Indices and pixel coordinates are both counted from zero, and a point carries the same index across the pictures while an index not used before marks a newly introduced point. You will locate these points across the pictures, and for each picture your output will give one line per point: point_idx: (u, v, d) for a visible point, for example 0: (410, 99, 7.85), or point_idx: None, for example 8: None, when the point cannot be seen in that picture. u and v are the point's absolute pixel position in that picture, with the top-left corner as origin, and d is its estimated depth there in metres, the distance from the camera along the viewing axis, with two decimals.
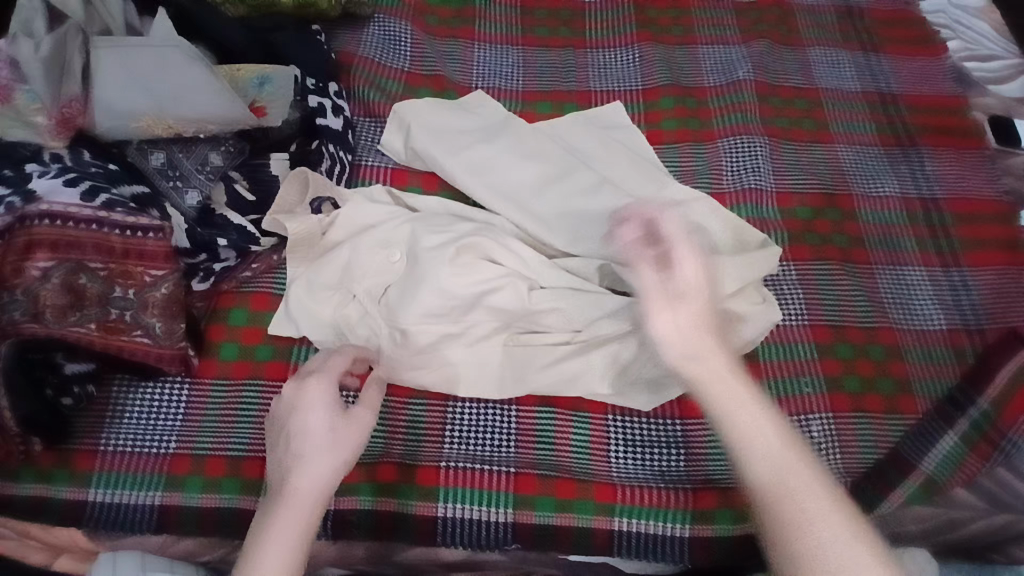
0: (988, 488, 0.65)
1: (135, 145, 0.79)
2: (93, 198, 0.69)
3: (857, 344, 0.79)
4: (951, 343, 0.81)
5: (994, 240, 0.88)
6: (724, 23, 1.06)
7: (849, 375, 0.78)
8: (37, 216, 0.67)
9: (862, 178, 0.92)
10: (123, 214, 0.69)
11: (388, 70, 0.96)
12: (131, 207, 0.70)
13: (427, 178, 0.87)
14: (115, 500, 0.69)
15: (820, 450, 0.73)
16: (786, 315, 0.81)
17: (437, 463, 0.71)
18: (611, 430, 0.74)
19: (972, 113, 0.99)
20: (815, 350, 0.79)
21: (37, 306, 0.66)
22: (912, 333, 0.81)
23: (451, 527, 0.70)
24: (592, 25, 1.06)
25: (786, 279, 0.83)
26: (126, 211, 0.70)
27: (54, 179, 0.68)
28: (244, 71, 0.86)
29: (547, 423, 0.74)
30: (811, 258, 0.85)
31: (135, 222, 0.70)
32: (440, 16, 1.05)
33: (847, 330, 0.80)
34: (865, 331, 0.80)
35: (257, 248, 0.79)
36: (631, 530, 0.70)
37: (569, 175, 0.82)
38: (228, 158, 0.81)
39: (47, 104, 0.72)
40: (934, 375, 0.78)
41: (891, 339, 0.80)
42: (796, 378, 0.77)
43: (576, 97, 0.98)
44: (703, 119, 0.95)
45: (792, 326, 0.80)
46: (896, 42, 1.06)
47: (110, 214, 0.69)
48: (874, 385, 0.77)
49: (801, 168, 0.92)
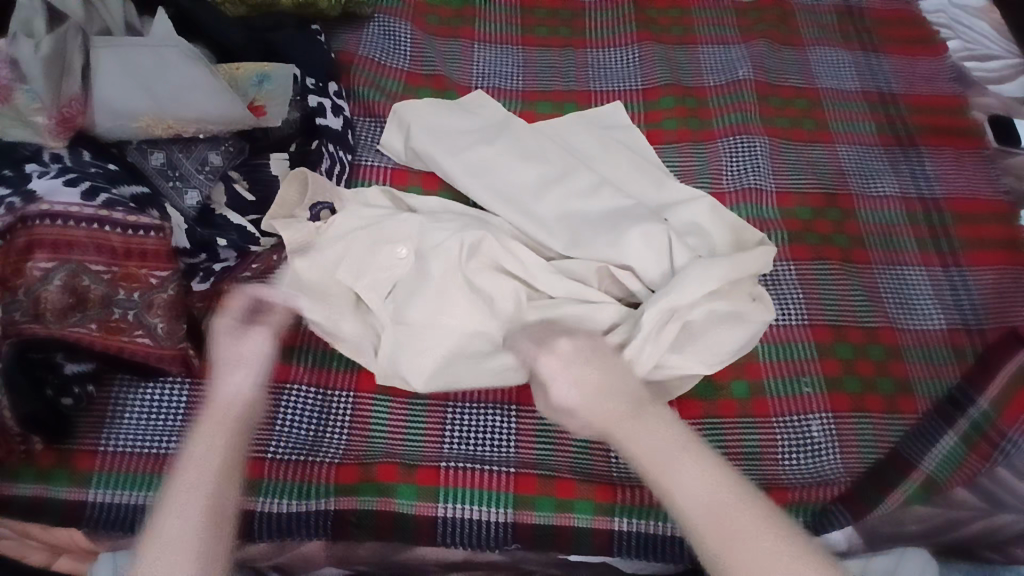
0: (987, 488, 0.65)
1: (136, 145, 0.79)
2: (93, 197, 0.69)
3: (854, 344, 0.79)
4: (951, 343, 0.81)
5: (994, 240, 0.87)
6: (724, 23, 1.06)
7: (849, 375, 0.78)
8: (35, 215, 0.67)
9: (862, 178, 0.92)
10: (123, 214, 0.69)
11: (388, 70, 0.96)
12: (131, 207, 0.70)
13: (427, 177, 0.87)
14: (115, 500, 0.69)
15: (820, 450, 0.73)
16: (786, 315, 0.81)
17: (437, 464, 0.71)
18: None
19: (972, 113, 0.99)
20: (815, 350, 0.79)
21: (37, 307, 0.66)
22: (912, 333, 0.81)
23: (451, 527, 0.69)
24: (592, 25, 1.06)
25: (785, 280, 0.83)
26: (126, 211, 0.69)
27: (54, 179, 0.68)
28: (243, 71, 0.85)
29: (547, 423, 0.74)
30: (812, 257, 0.85)
31: (136, 222, 0.69)
32: (440, 16, 1.05)
33: (847, 330, 0.80)
34: (865, 330, 0.80)
35: (258, 248, 0.78)
36: (631, 530, 0.70)
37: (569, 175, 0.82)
38: (228, 157, 0.81)
39: (46, 104, 0.71)
40: (934, 375, 0.78)
41: (891, 339, 0.80)
42: (796, 378, 0.77)
43: (575, 97, 0.98)
44: (703, 119, 0.95)
45: (792, 326, 0.80)
46: (896, 41, 1.06)
47: (110, 213, 0.69)
48: (874, 385, 0.77)
49: (800, 168, 0.92)
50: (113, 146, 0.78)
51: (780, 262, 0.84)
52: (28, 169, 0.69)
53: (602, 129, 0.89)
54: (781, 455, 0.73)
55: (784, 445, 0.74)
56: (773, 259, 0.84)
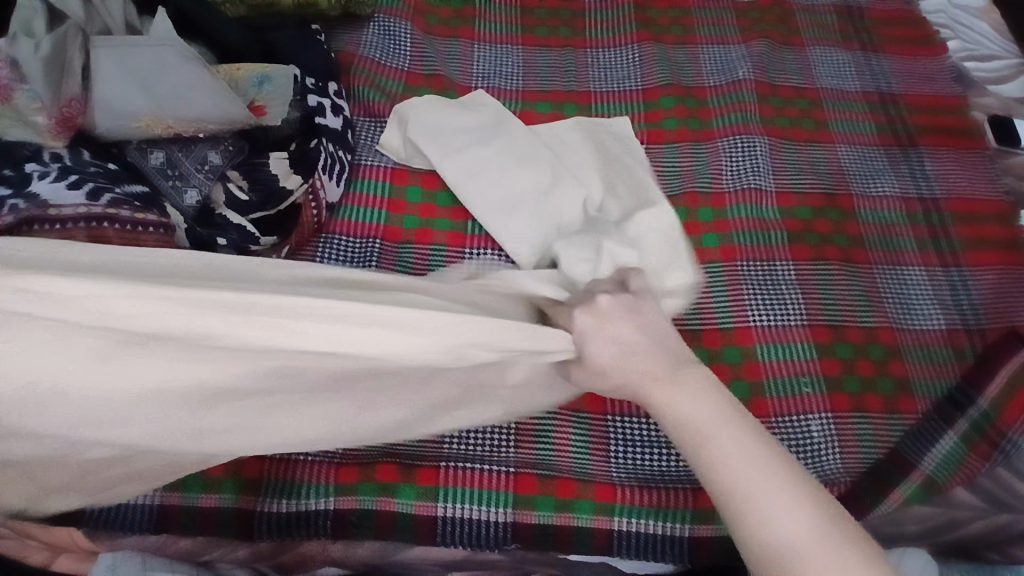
0: (987, 488, 0.67)
1: (136, 145, 0.78)
2: (97, 198, 0.69)
3: (740, 342, 0.79)
4: (951, 343, 0.80)
5: (994, 240, 0.87)
6: (723, 23, 1.07)
7: (849, 375, 0.77)
8: (32, 215, 0.66)
9: (861, 178, 0.92)
10: (129, 212, 0.69)
11: (388, 70, 0.96)
12: (137, 206, 0.70)
13: (427, 178, 0.87)
14: (114, 499, 0.68)
15: (819, 449, 0.73)
16: (753, 308, 0.81)
17: (437, 464, 0.71)
18: (611, 430, 0.74)
19: (972, 113, 0.98)
20: (815, 350, 0.79)
21: None
22: (912, 333, 0.81)
23: (451, 527, 0.70)
24: (592, 25, 1.06)
25: (783, 278, 0.83)
26: (133, 210, 0.70)
27: (57, 184, 0.68)
28: (243, 71, 0.86)
29: (547, 423, 0.74)
30: (811, 258, 0.85)
31: (144, 219, 0.70)
32: (441, 16, 1.05)
33: (847, 330, 0.80)
34: (865, 331, 0.80)
35: (257, 247, 0.77)
36: (631, 530, 0.70)
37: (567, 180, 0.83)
38: (228, 157, 0.81)
39: (47, 104, 0.72)
40: (933, 375, 0.78)
41: (891, 339, 0.80)
42: (795, 378, 0.77)
43: (575, 97, 0.98)
44: (703, 119, 0.95)
45: (791, 326, 0.80)
46: (896, 42, 1.06)
47: (117, 212, 0.69)
48: (874, 385, 0.77)
49: (800, 168, 0.92)
50: (113, 146, 0.77)
51: (710, 262, 0.84)
52: (29, 170, 0.69)
53: (599, 131, 0.90)
54: None
55: (784, 445, 0.73)
56: (703, 258, 0.84)
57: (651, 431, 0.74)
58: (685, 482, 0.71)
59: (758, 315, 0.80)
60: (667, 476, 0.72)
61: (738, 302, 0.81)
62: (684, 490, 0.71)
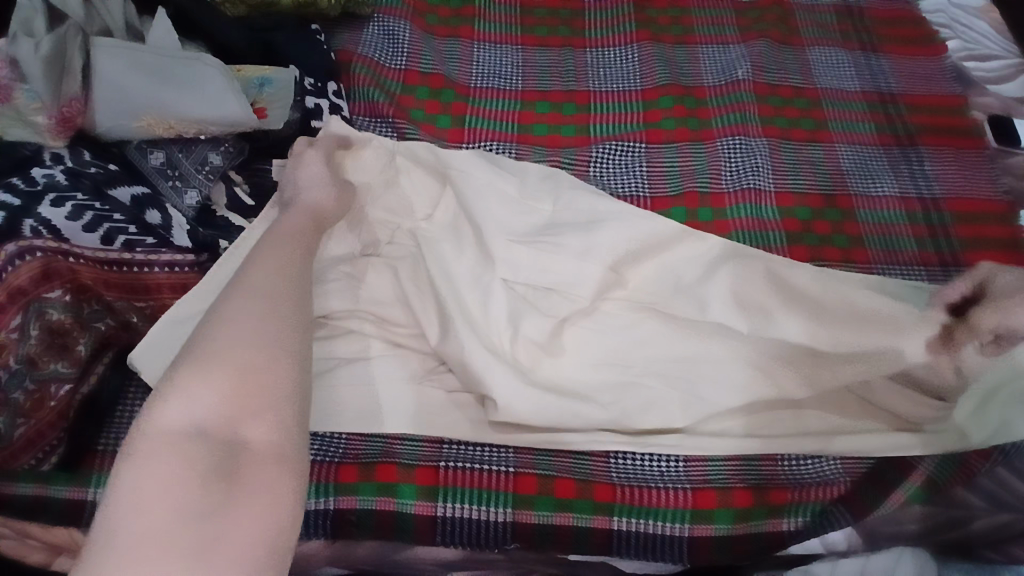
0: (988, 489, 0.66)
1: (136, 145, 0.78)
2: (110, 241, 0.68)
3: (580, 122, 0.96)
4: (834, 258, 0.84)
5: (993, 240, 0.85)
6: (723, 22, 1.07)
7: (808, 234, 0.86)
8: (45, 246, 0.64)
9: (784, 171, 0.91)
10: (145, 254, 0.69)
11: (387, 70, 0.97)
12: (149, 243, 0.70)
13: (432, 106, 0.95)
14: None
15: (825, 476, 0.71)
16: (635, 185, 0.90)
17: (437, 463, 0.71)
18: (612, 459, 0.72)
19: (971, 112, 0.98)
20: (777, 211, 0.87)
21: (49, 334, 0.64)
22: (872, 225, 0.87)
23: (451, 526, 0.69)
24: (591, 25, 1.06)
25: (758, 151, 0.92)
26: (145, 249, 0.69)
27: (74, 221, 0.66)
28: (245, 72, 0.85)
29: (546, 455, 0.72)
30: (801, 229, 0.86)
31: (157, 259, 0.69)
32: (440, 16, 1.06)
33: (813, 224, 0.87)
34: (832, 223, 0.87)
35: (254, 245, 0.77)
36: (631, 530, 0.69)
37: (568, 205, 0.82)
38: (228, 157, 0.80)
39: (47, 104, 0.73)
40: (893, 261, 0.84)
41: (855, 231, 0.87)
42: (756, 206, 0.88)
43: (574, 97, 0.98)
44: (699, 98, 0.98)
45: (768, 219, 0.87)
46: (896, 42, 1.06)
47: (132, 255, 0.68)
48: (823, 215, 0.88)
49: (824, 169, 0.92)
50: (113, 146, 0.78)
51: (635, 143, 0.93)
52: (34, 174, 0.69)
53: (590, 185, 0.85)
54: (782, 456, 0.72)
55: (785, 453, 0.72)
56: (629, 139, 0.94)
57: (651, 463, 0.72)
58: (684, 482, 0.71)
59: (597, 181, 0.90)
60: (667, 476, 0.71)
61: (622, 176, 0.91)
62: (683, 490, 0.70)
